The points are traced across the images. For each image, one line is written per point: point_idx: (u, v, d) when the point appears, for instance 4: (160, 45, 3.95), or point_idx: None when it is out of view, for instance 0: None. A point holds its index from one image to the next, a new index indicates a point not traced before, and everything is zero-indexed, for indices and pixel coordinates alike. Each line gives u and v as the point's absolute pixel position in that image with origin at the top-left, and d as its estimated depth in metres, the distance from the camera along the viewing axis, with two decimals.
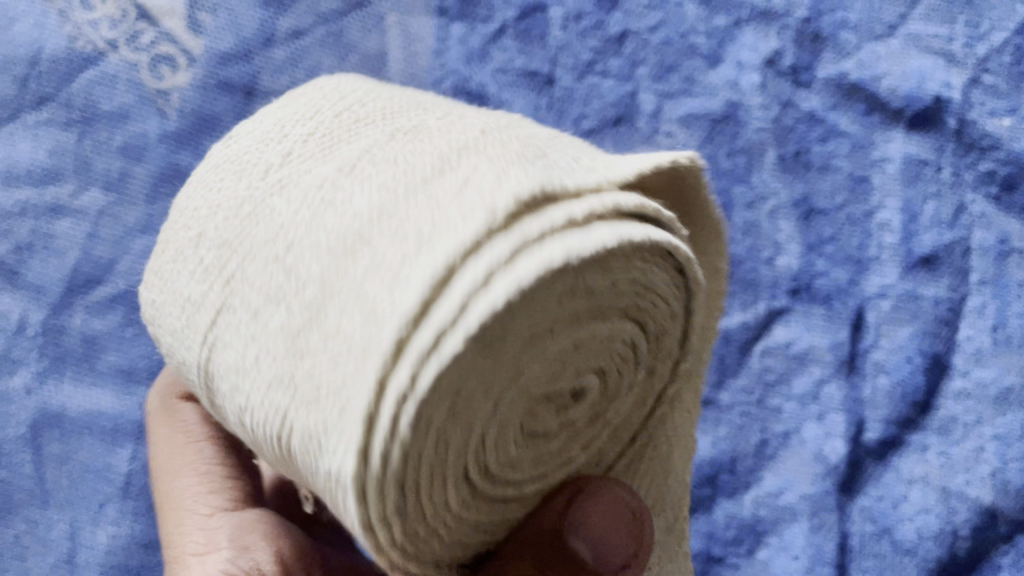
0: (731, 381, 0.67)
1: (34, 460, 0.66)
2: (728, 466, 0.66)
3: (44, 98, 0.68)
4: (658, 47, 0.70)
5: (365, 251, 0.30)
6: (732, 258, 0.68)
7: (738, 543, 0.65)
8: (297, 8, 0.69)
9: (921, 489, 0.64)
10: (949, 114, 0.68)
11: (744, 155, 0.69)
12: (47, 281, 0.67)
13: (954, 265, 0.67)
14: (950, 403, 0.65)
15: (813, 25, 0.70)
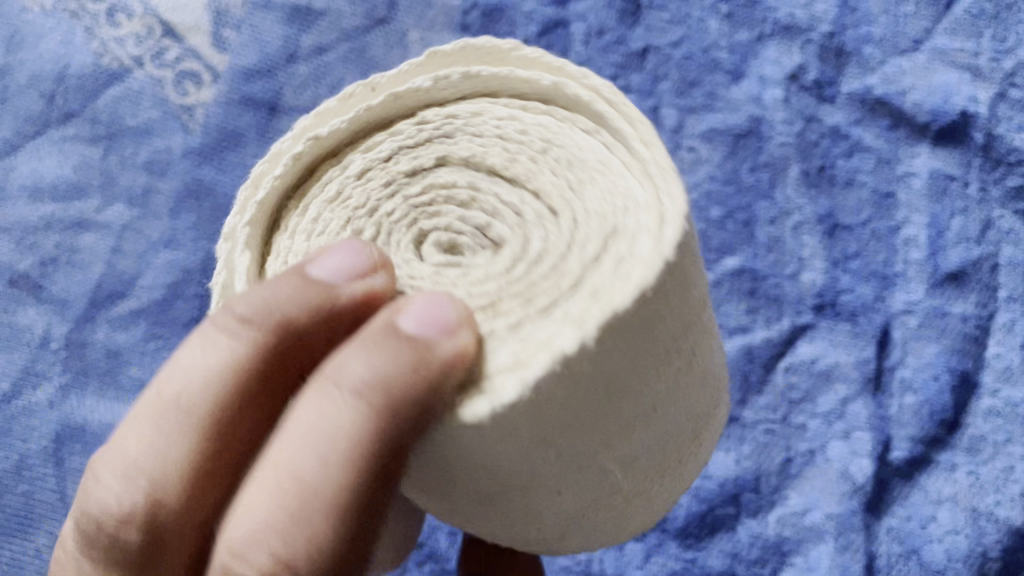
0: (755, 398, 0.66)
1: (57, 477, 0.66)
2: (751, 484, 0.64)
3: (70, 114, 0.69)
4: (680, 62, 0.70)
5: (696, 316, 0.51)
6: (756, 274, 0.67)
7: (762, 563, 0.63)
8: (321, 24, 0.70)
9: (949, 510, 0.63)
10: (976, 129, 0.68)
11: (767, 170, 0.68)
12: (71, 294, 0.67)
13: (982, 281, 0.66)
14: (979, 422, 0.64)
15: (837, 40, 0.69)
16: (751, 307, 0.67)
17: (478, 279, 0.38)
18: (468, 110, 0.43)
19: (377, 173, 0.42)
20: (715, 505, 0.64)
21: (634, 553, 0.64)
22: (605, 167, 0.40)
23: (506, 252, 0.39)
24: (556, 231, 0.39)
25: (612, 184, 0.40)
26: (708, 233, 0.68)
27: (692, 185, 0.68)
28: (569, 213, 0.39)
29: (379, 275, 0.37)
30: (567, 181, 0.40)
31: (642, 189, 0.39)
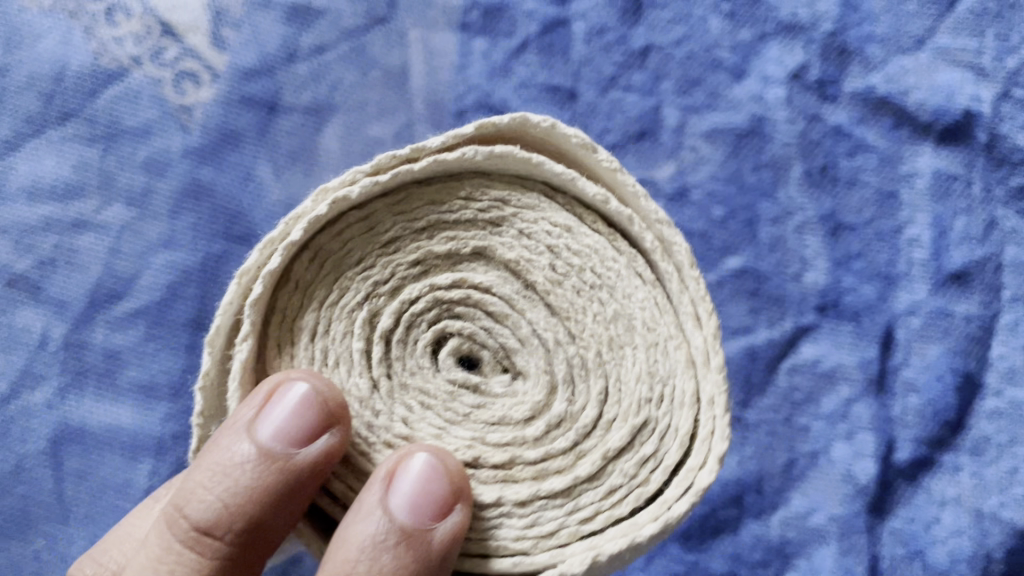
0: (758, 399, 0.65)
1: (55, 476, 0.66)
2: (754, 486, 0.64)
3: (68, 114, 0.68)
4: (682, 61, 0.69)
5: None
6: (759, 274, 0.67)
7: (765, 565, 0.63)
8: (320, 23, 0.70)
9: (953, 512, 0.63)
10: (979, 129, 0.67)
11: (770, 170, 0.68)
12: (69, 296, 0.67)
13: (986, 281, 0.66)
14: (983, 423, 0.64)
15: (839, 38, 0.69)
16: (753, 307, 0.66)
17: (497, 423, 0.41)
18: (520, 201, 0.43)
19: (406, 245, 0.42)
20: (718, 507, 0.64)
21: (635, 556, 0.64)
22: (650, 331, 0.42)
23: (530, 399, 0.41)
24: (586, 390, 0.41)
25: (652, 357, 0.41)
26: (710, 233, 0.67)
27: (694, 185, 0.68)
28: (603, 371, 0.41)
29: (331, 432, 0.38)
30: (610, 336, 0.42)
31: (682, 377, 0.41)
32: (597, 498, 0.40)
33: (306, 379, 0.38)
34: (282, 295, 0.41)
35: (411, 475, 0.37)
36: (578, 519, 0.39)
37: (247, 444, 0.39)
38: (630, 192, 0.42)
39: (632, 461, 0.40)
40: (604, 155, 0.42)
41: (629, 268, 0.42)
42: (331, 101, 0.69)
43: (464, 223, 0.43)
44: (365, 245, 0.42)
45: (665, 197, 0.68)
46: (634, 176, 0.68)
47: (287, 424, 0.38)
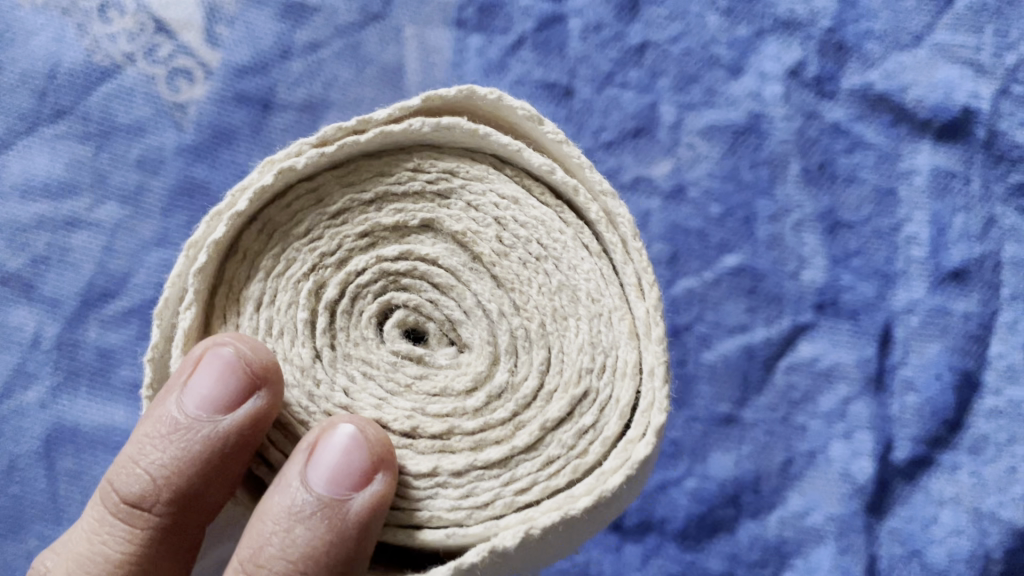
0: (755, 398, 0.65)
1: (48, 475, 0.65)
2: (751, 485, 0.64)
3: (61, 111, 0.68)
4: (678, 58, 0.69)
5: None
6: (756, 273, 0.66)
7: (763, 565, 0.63)
8: (314, 20, 0.69)
9: (952, 511, 0.63)
10: (978, 126, 0.67)
11: (767, 167, 0.67)
12: (62, 294, 0.67)
13: (984, 280, 0.65)
14: (982, 422, 0.64)
15: (838, 35, 0.68)
16: (750, 305, 0.66)
17: (437, 395, 0.40)
18: (469, 172, 0.42)
19: (354, 217, 0.41)
20: (715, 507, 0.63)
21: (632, 556, 0.63)
22: (594, 302, 0.41)
23: (472, 369, 0.40)
24: (528, 361, 0.40)
25: (595, 328, 0.40)
26: (708, 231, 0.67)
27: (690, 182, 0.67)
28: (546, 342, 0.40)
29: (257, 397, 0.38)
30: (555, 308, 0.41)
31: (625, 348, 0.40)
32: (534, 469, 0.38)
33: (229, 343, 0.37)
34: (229, 266, 0.40)
35: (336, 447, 0.36)
36: (514, 490, 0.38)
37: (174, 410, 0.38)
38: (576, 163, 0.41)
39: (571, 432, 0.39)
40: (552, 128, 0.41)
41: (576, 240, 0.41)
42: (325, 98, 0.69)
43: (413, 196, 0.42)
44: (314, 216, 0.41)
45: (661, 194, 0.67)
46: (630, 173, 0.68)
47: (213, 391, 0.38)
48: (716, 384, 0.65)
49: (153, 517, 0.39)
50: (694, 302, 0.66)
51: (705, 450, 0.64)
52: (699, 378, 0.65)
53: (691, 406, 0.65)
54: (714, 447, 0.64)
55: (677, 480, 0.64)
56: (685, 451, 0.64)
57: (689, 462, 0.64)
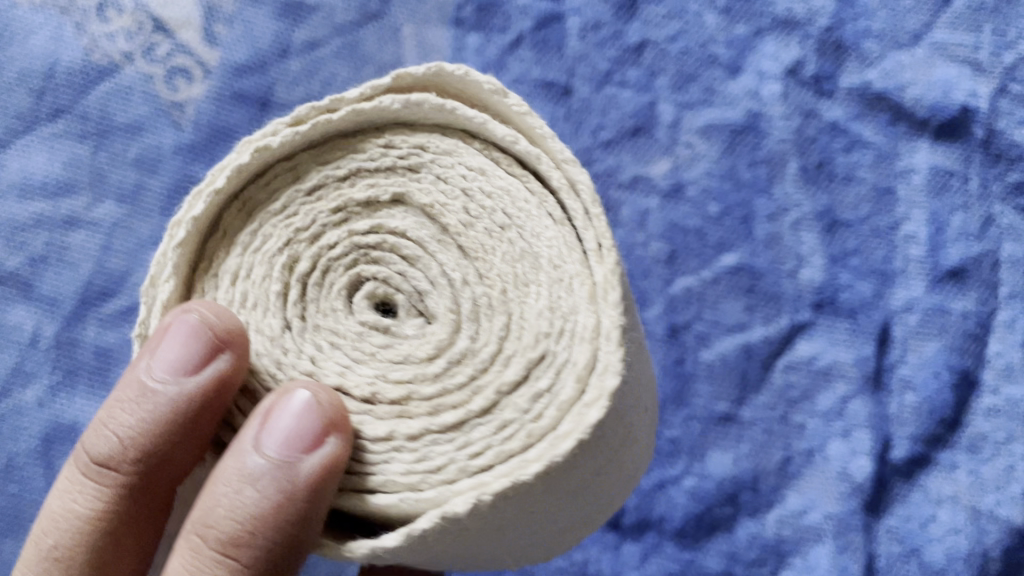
0: (753, 396, 0.65)
1: (45, 475, 0.65)
2: (749, 484, 0.64)
3: (59, 110, 0.68)
4: (676, 57, 0.69)
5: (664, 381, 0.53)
6: (754, 271, 0.66)
7: (761, 563, 0.63)
8: (312, 19, 0.69)
9: (950, 509, 0.62)
10: (976, 124, 0.67)
11: (765, 166, 0.67)
12: (61, 293, 0.67)
13: (983, 278, 0.65)
14: (980, 421, 0.63)
15: (836, 33, 0.68)
16: (748, 304, 0.66)
17: (399, 360, 0.40)
18: (439, 146, 0.43)
19: (328, 193, 0.43)
20: (713, 505, 0.63)
21: (631, 554, 0.63)
22: (555, 268, 0.41)
23: (434, 337, 0.40)
24: (488, 328, 0.41)
25: (556, 294, 0.40)
26: (706, 230, 0.67)
27: (688, 181, 0.67)
28: (505, 308, 0.41)
29: (221, 360, 0.39)
30: (516, 274, 0.41)
31: (583, 313, 0.39)
32: (487, 433, 0.39)
33: (195, 309, 0.39)
34: (210, 244, 0.42)
35: (291, 411, 0.37)
36: (468, 453, 0.38)
37: (143, 374, 0.39)
38: (538, 134, 0.41)
39: (525, 396, 0.39)
40: (516, 100, 0.41)
41: (540, 209, 0.42)
42: (323, 96, 0.68)
43: (385, 170, 0.43)
44: (288, 192, 0.42)
45: (659, 193, 0.68)
46: (629, 172, 0.68)
47: (179, 356, 0.39)
48: (714, 382, 0.65)
49: (121, 476, 0.40)
50: (692, 301, 0.66)
51: (703, 448, 0.64)
52: (697, 377, 0.65)
53: (689, 405, 0.65)
54: (712, 446, 0.64)
55: (675, 478, 0.64)
56: (683, 449, 0.64)
57: (687, 460, 0.64)
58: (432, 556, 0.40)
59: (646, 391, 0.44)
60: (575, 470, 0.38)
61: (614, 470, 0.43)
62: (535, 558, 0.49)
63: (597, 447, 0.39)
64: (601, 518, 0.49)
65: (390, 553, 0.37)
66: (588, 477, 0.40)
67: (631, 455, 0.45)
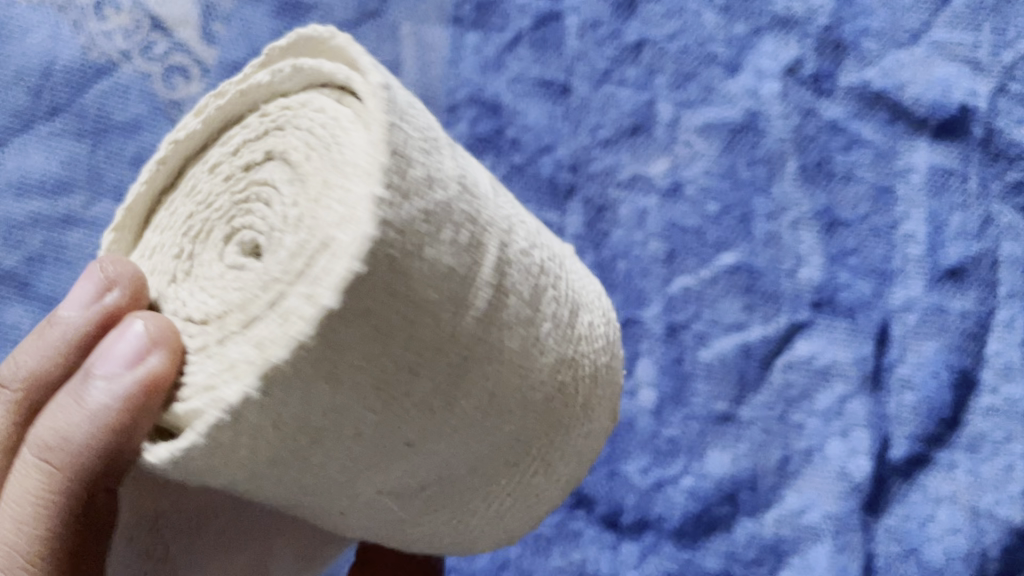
0: (752, 396, 0.65)
1: None
2: (748, 483, 0.64)
3: (57, 109, 0.68)
4: (675, 56, 0.69)
5: (585, 304, 0.45)
6: (752, 271, 0.66)
7: (760, 563, 0.62)
8: (310, 18, 0.69)
9: (949, 509, 0.62)
10: (976, 123, 0.67)
11: (764, 165, 0.67)
12: (59, 292, 0.66)
13: (982, 278, 0.65)
14: (979, 420, 0.63)
15: (835, 32, 0.68)
16: (747, 304, 0.66)
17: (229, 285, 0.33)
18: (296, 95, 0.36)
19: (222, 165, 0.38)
20: (711, 505, 0.63)
21: (629, 554, 0.63)
22: (337, 168, 0.31)
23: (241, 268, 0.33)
24: (280, 239, 0.32)
25: (329, 186, 0.31)
26: (705, 229, 0.67)
27: (687, 180, 0.67)
28: (295, 218, 0.31)
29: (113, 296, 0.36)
30: (310, 181, 0.32)
31: (342, 201, 0.29)
32: (253, 341, 0.30)
33: (99, 261, 0.37)
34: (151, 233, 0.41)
35: (129, 334, 0.33)
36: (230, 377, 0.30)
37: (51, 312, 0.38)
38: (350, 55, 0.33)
39: (280, 299, 0.30)
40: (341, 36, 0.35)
41: (351, 118, 0.33)
42: None
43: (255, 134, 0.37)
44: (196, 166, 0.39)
45: (658, 192, 0.68)
46: (628, 171, 0.68)
47: (80, 296, 0.37)
48: (712, 381, 0.65)
49: (12, 393, 0.39)
50: (690, 300, 0.66)
51: (702, 448, 0.64)
52: (696, 376, 0.65)
53: (687, 405, 0.65)
54: (711, 446, 0.64)
55: (674, 478, 0.64)
56: (682, 448, 0.64)
57: (686, 460, 0.64)
58: (267, 483, 0.33)
59: (513, 276, 0.36)
60: (386, 358, 0.30)
61: (482, 381, 0.35)
62: (475, 517, 0.42)
63: (400, 328, 0.30)
64: (510, 478, 0.40)
65: (193, 462, 0.30)
66: (424, 377, 0.32)
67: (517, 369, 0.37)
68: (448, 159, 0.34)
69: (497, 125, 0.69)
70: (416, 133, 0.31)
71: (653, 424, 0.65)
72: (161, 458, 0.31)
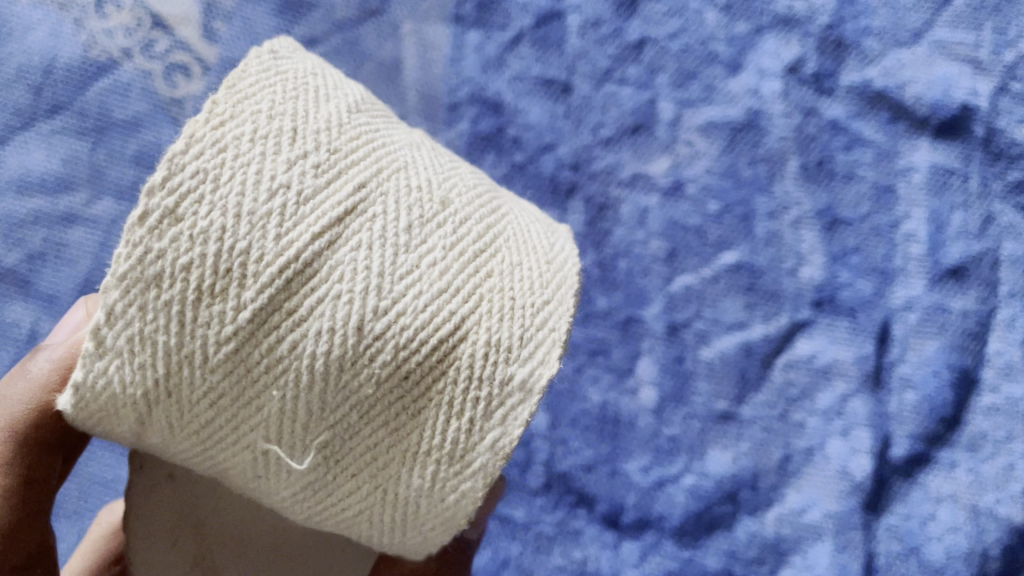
0: (753, 394, 0.65)
1: None
2: (749, 482, 0.64)
3: (57, 107, 0.68)
4: (677, 54, 0.69)
5: (521, 249, 0.42)
6: (754, 269, 0.66)
7: (760, 562, 0.62)
8: (311, 16, 0.69)
9: (949, 508, 0.62)
10: (976, 122, 0.67)
11: (765, 164, 0.67)
12: (60, 290, 0.67)
13: (983, 277, 0.65)
14: (979, 419, 0.63)
15: (836, 31, 0.68)
16: (747, 303, 0.66)
17: None
18: None
19: None
20: (712, 504, 0.63)
21: (630, 552, 0.63)
22: None
23: None
24: None
25: None
26: (706, 228, 0.67)
27: (688, 179, 0.67)
28: None
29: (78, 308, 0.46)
30: None
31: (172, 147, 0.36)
32: None
33: None
34: None
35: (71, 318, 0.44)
36: None
37: None
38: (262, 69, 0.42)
39: None
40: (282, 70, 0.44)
41: None
42: None
43: None
44: None
45: (659, 191, 0.68)
46: (629, 170, 0.68)
47: None
48: (713, 380, 0.65)
49: None
50: (692, 299, 0.66)
51: (702, 447, 0.64)
52: (697, 375, 0.65)
53: (688, 404, 0.65)
54: (712, 444, 0.64)
55: (675, 477, 0.64)
56: (682, 447, 0.64)
57: (687, 459, 0.64)
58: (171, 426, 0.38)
59: (363, 195, 0.37)
60: (196, 260, 0.34)
61: (324, 297, 0.36)
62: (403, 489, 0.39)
63: (204, 233, 0.34)
64: (407, 439, 0.38)
65: (88, 398, 0.37)
66: (245, 285, 0.35)
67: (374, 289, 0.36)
68: (295, 104, 0.38)
69: (498, 124, 0.69)
70: (247, 78, 0.38)
71: (654, 423, 0.65)
72: (67, 408, 0.38)
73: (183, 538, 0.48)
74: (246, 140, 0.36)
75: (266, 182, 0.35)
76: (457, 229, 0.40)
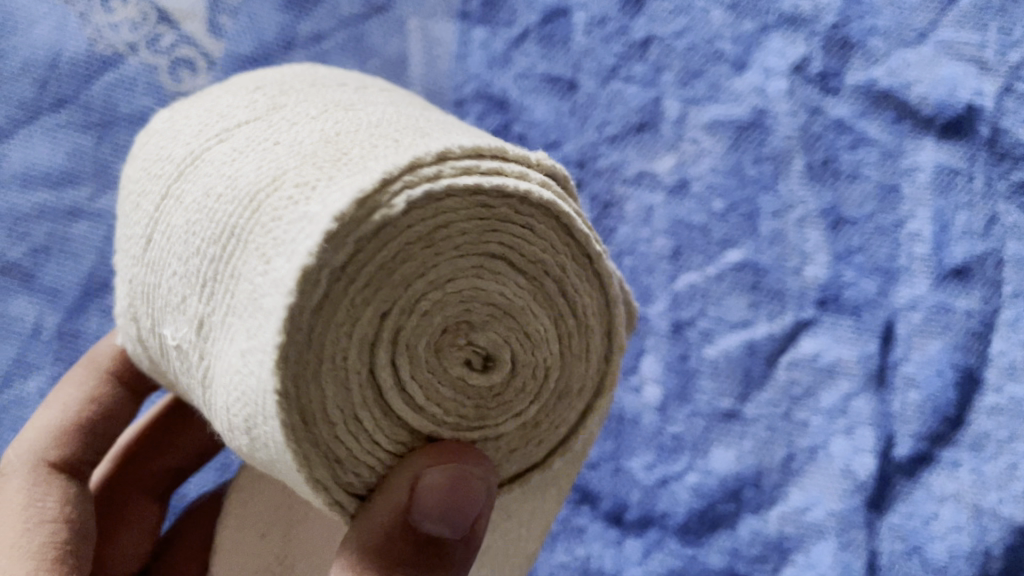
0: (756, 393, 0.65)
1: None
2: (752, 480, 0.64)
3: (62, 100, 0.68)
4: (683, 52, 0.69)
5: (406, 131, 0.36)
6: (759, 268, 0.66)
7: (763, 560, 0.62)
8: (318, 11, 0.69)
9: (952, 507, 0.62)
10: (982, 123, 0.66)
11: (771, 162, 0.67)
12: (64, 285, 0.66)
13: (986, 277, 0.65)
14: (982, 419, 0.63)
15: (842, 31, 0.68)
16: (752, 301, 0.66)
17: None
18: None
19: None
20: (715, 502, 0.63)
21: (633, 550, 0.64)
22: None
23: None
24: None
25: None
26: (710, 226, 0.67)
27: (693, 178, 0.68)
28: None
29: None
30: None
31: None
32: None
33: None
34: None
35: None
36: None
37: None
38: None
39: None
40: None
41: None
42: None
43: None
44: None
45: (664, 189, 0.68)
46: (633, 168, 0.68)
47: None
48: (717, 378, 0.65)
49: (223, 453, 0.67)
50: (696, 297, 0.66)
51: (706, 445, 0.64)
52: (701, 374, 0.65)
53: (692, 402, 0.65)
54: (715, 443, 0.64)
55: (678, 475, 0.64)
56: (686, 445, 0.65)
57: (690, 456, 0.64)
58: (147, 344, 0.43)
59: (269, 105, 0.40)
60: (144, 171, 0.42)
61: (195, 178, 0.38)
62: (234, 363, 0.35)
63: (154, 155, 0.42)
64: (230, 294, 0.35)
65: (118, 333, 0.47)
66: (159, 179, 0.40)
67: (226, 159, 0.37)
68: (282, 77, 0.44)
69: (503, 120, 0.69)
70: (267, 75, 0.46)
71: (657, 421, 0.65)
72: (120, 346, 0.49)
73: (268, 534, 0.55)
74: (218, 97, 0.43)
75: (207, 114, 0.42)
76: (344, 118, 0.38)
